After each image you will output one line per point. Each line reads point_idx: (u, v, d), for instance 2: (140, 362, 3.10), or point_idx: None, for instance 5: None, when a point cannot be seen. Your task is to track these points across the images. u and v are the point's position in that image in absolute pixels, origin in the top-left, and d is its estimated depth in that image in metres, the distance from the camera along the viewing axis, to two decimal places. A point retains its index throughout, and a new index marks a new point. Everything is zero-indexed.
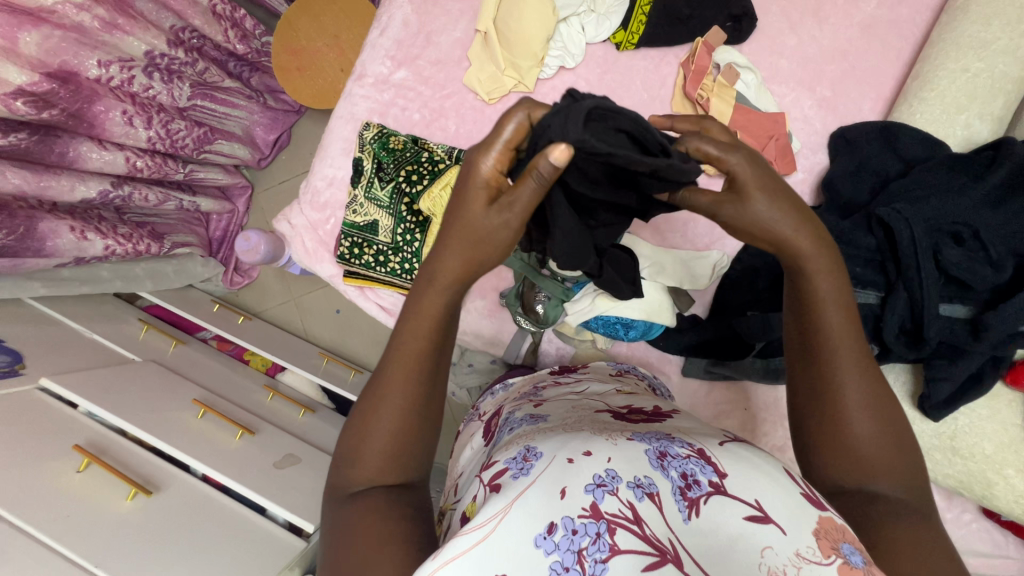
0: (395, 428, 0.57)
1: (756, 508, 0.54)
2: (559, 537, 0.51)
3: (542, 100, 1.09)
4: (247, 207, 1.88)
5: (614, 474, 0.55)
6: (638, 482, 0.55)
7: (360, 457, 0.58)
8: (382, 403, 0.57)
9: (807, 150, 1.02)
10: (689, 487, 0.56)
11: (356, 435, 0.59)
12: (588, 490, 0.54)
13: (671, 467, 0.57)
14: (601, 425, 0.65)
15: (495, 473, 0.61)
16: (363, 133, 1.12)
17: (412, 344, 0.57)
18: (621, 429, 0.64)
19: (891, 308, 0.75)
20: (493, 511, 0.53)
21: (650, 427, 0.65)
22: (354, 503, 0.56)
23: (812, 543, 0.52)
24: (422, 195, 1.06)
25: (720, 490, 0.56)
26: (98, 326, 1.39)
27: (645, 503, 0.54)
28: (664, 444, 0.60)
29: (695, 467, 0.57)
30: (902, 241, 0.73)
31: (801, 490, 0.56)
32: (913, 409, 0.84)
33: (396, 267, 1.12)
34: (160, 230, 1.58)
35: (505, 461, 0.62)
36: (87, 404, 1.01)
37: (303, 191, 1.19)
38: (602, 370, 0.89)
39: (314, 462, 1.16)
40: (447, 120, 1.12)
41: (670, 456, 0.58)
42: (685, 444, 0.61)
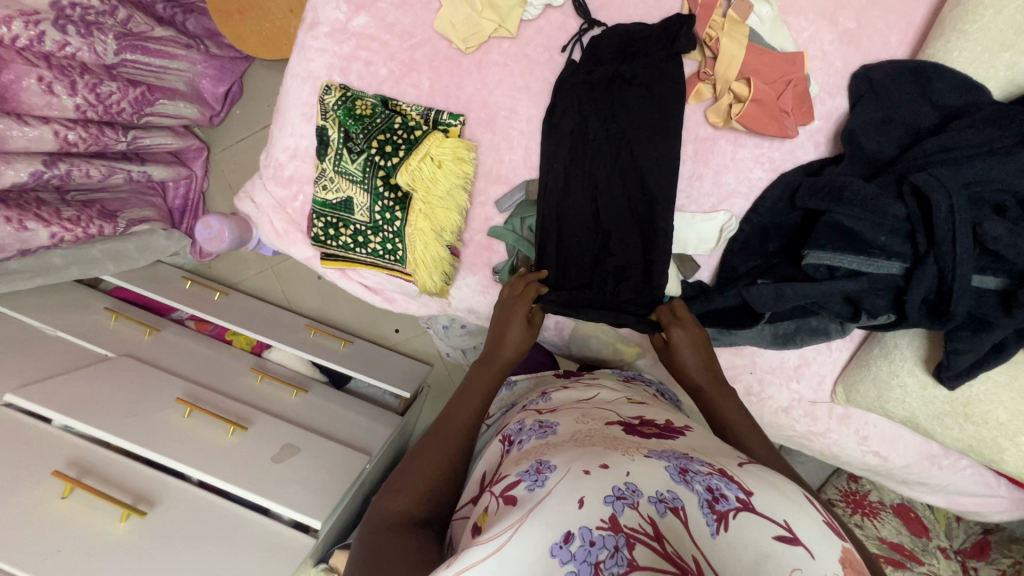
0: (443, 474, 0.69)
1: (785, 529, 0.51)
2: (576, 547, 0.48)
3: (527, 45, 0.96)
4: (205, 170, 1.71)
5: (635, 488, 0.53)
6: (661, 496, 0.52)
7: (402, 491, 0.66)
8: (442, 447, 0.71)
9: (825, 93, 0.91)
10: (717, 500, 0.52)
11: (404, 472, 0.69)
12: (607, 501, 0.51)
13: (694, 481, 0.54)
14: (613, 441, 0.62)
15: (507, 485, 0.58)
16: (325, 97, 0.97)
17: (458, 418, 0.76)
18: (635, 445, 0.61)
19: (917, 279, 0.72)
20: (508, 524, 0.51)
21: (664, 445, 0.62)
22: (393, 528, 0.61)
23: (837, 571, 0.49)
24: (399, 168, 0.93)
25: (747, 506, 0.52)
26: (60, 320, 1.29)
27: (667, 518, 0.50)
28: (683, 462, 0.58)
29: (720, 483, 0.54)
30: (941, 211, 0.68)
31: (823, 518, 0.55)
32: (926, 373, 0.83)
33: (377, 247, 1.01)
34: (111, 206, 1.44)
35: (517, 474, 0.60)
36: (62, 418, 0.96)
37: (264, 165, 1.06)
38: (609, 376, 0.85)
39: (315, 449, 1.13)
40: (419, 74, 0.98)
41: (691, 472, 0.56)
42: (705, 463, 0.58)
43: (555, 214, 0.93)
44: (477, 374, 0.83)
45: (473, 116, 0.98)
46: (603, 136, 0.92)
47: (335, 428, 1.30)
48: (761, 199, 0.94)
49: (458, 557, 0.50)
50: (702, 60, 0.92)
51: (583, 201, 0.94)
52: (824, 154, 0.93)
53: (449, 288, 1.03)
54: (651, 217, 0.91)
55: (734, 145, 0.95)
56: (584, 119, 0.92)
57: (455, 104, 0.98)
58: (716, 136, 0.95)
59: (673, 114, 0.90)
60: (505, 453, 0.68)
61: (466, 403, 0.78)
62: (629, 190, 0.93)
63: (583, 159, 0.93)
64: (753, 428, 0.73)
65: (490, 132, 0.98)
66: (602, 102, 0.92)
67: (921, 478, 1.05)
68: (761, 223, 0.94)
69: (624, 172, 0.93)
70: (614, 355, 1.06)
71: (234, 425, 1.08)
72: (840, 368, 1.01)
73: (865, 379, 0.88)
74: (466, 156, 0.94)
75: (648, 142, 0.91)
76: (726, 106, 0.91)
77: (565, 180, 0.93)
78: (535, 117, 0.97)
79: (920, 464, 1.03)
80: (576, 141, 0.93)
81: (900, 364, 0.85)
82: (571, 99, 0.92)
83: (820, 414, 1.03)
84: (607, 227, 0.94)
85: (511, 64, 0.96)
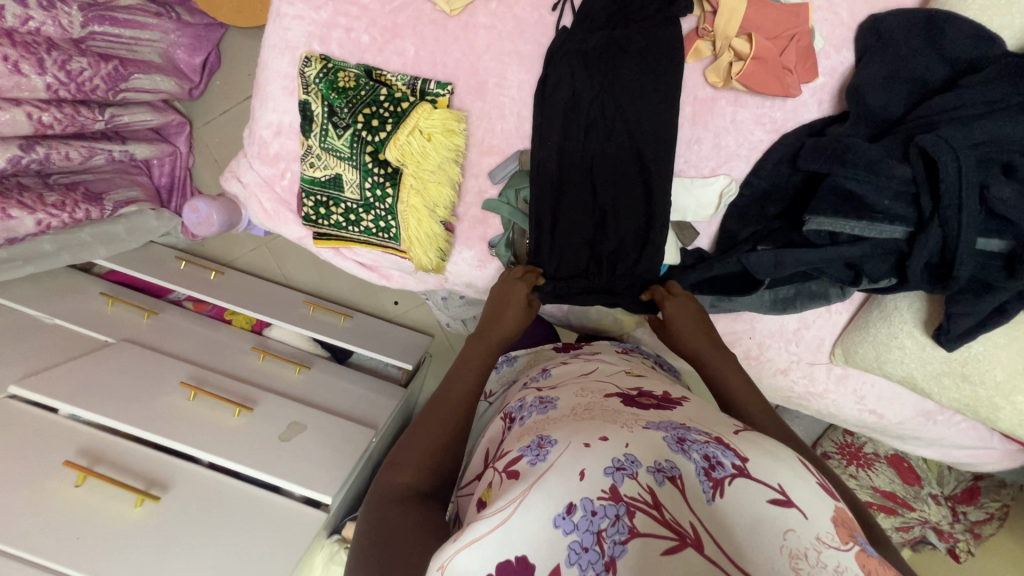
0: (444, 446, 0.69)
1: (779, 491, 0.52)
2: (579, 517, 0.49)
3: (515, 5, 0.90)
4: (190, 145, 1.66)
5: (633, 459, 0.53)
6: (659, 466, 0.52)
7: (402, 466, 0.67)
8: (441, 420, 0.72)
9: (829, 47, 0.86)
10: (713, 468, 0.53)
11: (405, 447, 0.69)
12: (607, 473, 0.52)
13: (692, 450, 0.55)
14: (612, 414, 0.62)
15: (510, 461, 0.59)
16: (305, 69, 0.92)
17: (455, 390, 0.76)
18: (633, 417, 0.61)
19: (921, 244, 0.70)
20: (511, 498, 0.52)
21: (662, 415, 0.62)
22: (398, 505, 0.62)
23: (830, 528, 0.50)
24: (387, 143, 0.89)
25: (743, 472, 0.53)
26: (56, 307, 1.29)
27: (665, 487, 0.51)
28: (680, 431, 0.58)
29: (716, 451, 0.55)
30: (948, 173, 0.66)
31: (817, 479, 0.56)
32: (925, 335, 0.83)
33: (370, 226, 0.99)
34: (95, 188, 1.40)
35: (519, 449, 0.60)
36: (68, 407, 0.97)
37: (248, 142, 1.03)
38: (608, 350, 0.85)
39: (321, 425, 1.15)
40: (403, 41, 0.93)
41: (688, 441, 0.56)
42: (702, 431, 0.59)
43: (551, 196, 0.91)
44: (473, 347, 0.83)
45: (461, 83, 0.94)
46: (599, 107, 0.89)
47: (340, 403, 1.32)
48: (762, 162, 0.91)
49: (462, 531, 0.51)
50: (701, 15, 0.87)
51: (577, 176, 0.92)
52: (828, 111, 0.89)
53: (445, 264, 1.01)
54: (648, 193, 0.90)
55: (734, 106, 0.91)
56: (578, 87, 0.89)
57: (442, 71, 0.93)
58: (715, 97, 0.91)
59: (669, 85, 0.88)
60: (506, 430, 0.69)
61: (464, 374, 0.79)
62: (624, 165, 0.91)
63: (578, 131, 0.90)
64: (751, 393, 0.74)
65: (480, 100, 0.94)
66: (597, 70, 0.88)
67: (916, 433, 1.07)
68: (762, 186, 0.92)
69: (620, 145, 0.90)
70: (614, 326, 1.06)
71: (239, 406, 1.09)
72: (840, 330, 1.00)
73: (864, 341, 0.89)
74: (456, 127, 0.90)
75: (645, 110, 0.89)
76: (726, 65, 0.87)
77: (559, 153, 0.91)
78: (526, 83, 0.93)
79: (916, 421, 1.05)
80: (570, 114, 0.90)
81: (899, 326, 0.85)
82: (565, 68, 0.89)
83: (818, 375, 1.04)
84: (603, 204, 0.92)
85: (498, 26, 0.91)
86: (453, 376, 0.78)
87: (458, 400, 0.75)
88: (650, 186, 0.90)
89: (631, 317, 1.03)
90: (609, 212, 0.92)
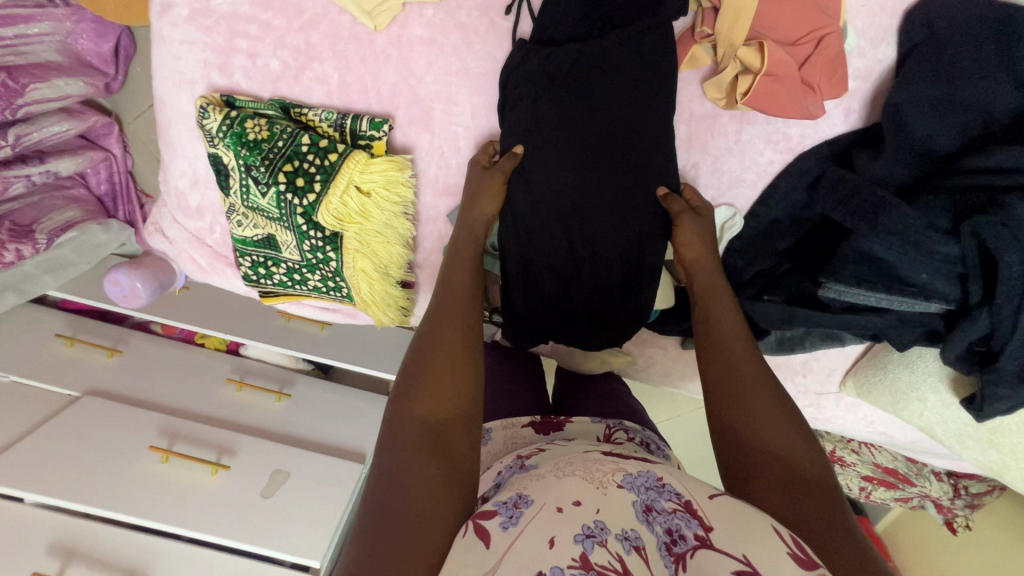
0: (451, 375, 0.59)
1: (744, 562, 0.45)
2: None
3: (457, 9, 0.70)
4: (124, 146, 1.40)
5: (602, 524, 0.48)
6: (625, 534, 0.48)
7: (412, 399, 0.58)
8: (441, 342, 0.61)
9: (865, 42, 0.67)
10: (675, 542, 0.49)
11: (412, 374, 0.60)
12: (577, 540, 0.47)
13: (656, 522, 0.51)
14: (592, 465, 0.57)
15: (481, 512, 0.52)
16: (204, 121, 0.74)
17: (455, 314, 0.64)
18: (611, 468, 0.56)
19: (962, 331, 0.59)
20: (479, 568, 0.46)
21: (643, 464, 0.58)
22: (408, 448, 0.54)
23: None
24: (318, 208, 0.75)
25: (705, 543, 0.48)
26: (8, 359, 1.19)
27: (633, 557, 0.47)
28: (651, 494, 0.53)
29: (680, 522, 0.50)
30: (1008, 275, 0.53)
31: (790, 547, 0.46)
32: (952, 393, 0.74)
33: (318, 284, 0.86)
34: (24, 220, 1.21)
35: (494, 503, 0.53)
36: (33, 496, 0.93)
37: (164, 191, 0.87)
38: (588, 437, 0.77)
39: (305, 470, 1.10)
40: (322, 63, 0.73)
41: (655, 511, 0.51)
42: (673, 493, 0.53)
43: (521, 239, 0.75)
44: (457, 271, 0.68)
45: (402, 113, 0.76)
46: (571, 133, 0.71)
47: (325, 430, 1.27)
48: (770, 190, 0.76)
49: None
50: (698, 12, 0.68)
51: (545, 214, 0.74)
52: (858, 124, 0.71)
53: (410, 317, 0.90)
54: (631, 239, 0.75)
55: (740, 123, 0.73)
56: (543, 112, 0.70)
57: (376, 100, 0.75)
58: (716, 115, 0.73)
59: (653, 118, 0.71)
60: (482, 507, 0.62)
61: (450, 308, 0.65)
62: (603, 203, 0.74)
63: (546, 161, 0.72)
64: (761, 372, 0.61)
65: (428, 132, 0.77)
66: (566, 94, 0.70)
67: (931, 450, 1.00)
68: (770, 218, 0.78)
69: (598, 178, 0.72)
70: (603, 368, 0.96)
71: (215, 466, 1.04)
72: (853, 360, 0.90)
73: (881, 385, 0.80)
74: (400, 177, 0.75)
75: (624, 132, 0.71)
76: (729, 79, 0.68)
77: (523, 186, 0.73)
78: (480, 107, 0.75)
79: (928, 441, 0.97)
80: (533, 139, 0.71)
81: (923, 378, 0.75)
82: (526, 91, 0.70)
83: (826, 403, 0.96)
84: (580, 252, 0.75)
85: (439, 38, 0.71)
86: (446, 295, 0.66)
87: (461, 324, 0.64)
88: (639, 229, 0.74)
89: (620, 355, 0.96)
90: (590, 258, 0.75)
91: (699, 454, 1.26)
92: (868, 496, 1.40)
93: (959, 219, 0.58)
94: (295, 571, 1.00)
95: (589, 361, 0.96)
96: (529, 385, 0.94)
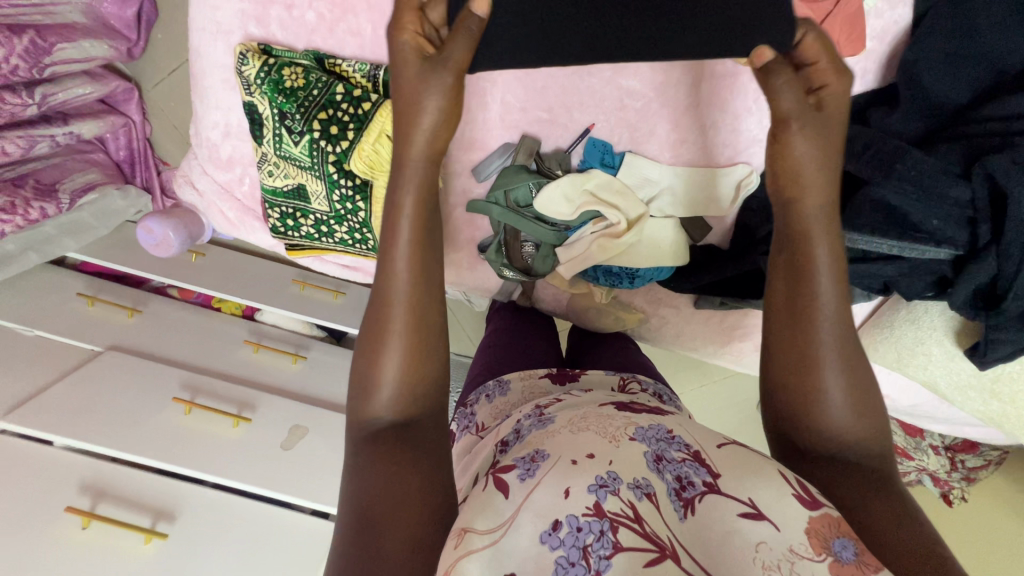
0: (411, 356, 0.53)
1: (749, 505, 0.48)
2: (564, 533, 0.46)
3: None
4: (143, 112, 1.41)
5: (615, 475, 0.50)
6: (637, 482, 0.50)
7: (372, 398, 0.53)
8: (389, 323, 0.53)
9: (883, 3, 0.69)
10: (684, 487, 0.51)
11: (368, 349, 0.54)
12: (591, 490, 0.48)
13: (665, 470, 0.52)
14: (606, 422, 0.58)
15: (499, 469, 0.54)
16: (242, 68, 0.76)
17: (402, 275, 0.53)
18: (625, 423, 0.57)
19: (969, 274, 0.62)
20: (500, 521, 0.48)
21: (652, 419, 0.59)
22: (378, 449, 0.51)
23: (804, 538, 0.45)
24: (352, 155, 0.77)
25: (713, 489, 0.50)
26: (32, 313, 1.20)
27: (644, 503, 0.48)
28: (660, 444, 0.54)
29: (689, 469, 0.52)
30: (1017, 212, 0.58)
31: (796, 491, 0.48)
32: (956, 345, 0.77)
33: (345, 237, 0.89)
34: (47, 179, 1.23)
35: (513, 459, 0.56)
36: (63, 439, 0.96)
37: (195, 143, 0.89)
38: (604, 387, 0.80)
39: (324, 426, 1.14)
40: (356, 16, 0.75)
41: (665, 460, 0.53)
42: (682, 444, 0.55)
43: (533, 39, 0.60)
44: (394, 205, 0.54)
45: None
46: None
47: (340, 392, 1.30)
48: None
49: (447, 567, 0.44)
50: None
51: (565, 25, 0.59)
52: (873, 85, 0.74)
53: None
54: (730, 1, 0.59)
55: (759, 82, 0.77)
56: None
57: None
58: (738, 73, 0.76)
59: None
60: (499, 454, 0.65)
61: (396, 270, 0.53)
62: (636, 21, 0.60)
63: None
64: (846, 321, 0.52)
65: None
66: None
67: (929, 413, 1.04)
68: None
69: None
70: (618, 326, 0.99)
71: (238, 418, 1.07)
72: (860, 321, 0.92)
73: (886, 341, 0.83)
74: None
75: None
76: None
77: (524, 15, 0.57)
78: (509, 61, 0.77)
79: (928, 404, 1.01)
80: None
81: (928, 333, 0.78)
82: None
83: None
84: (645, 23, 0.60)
85: None
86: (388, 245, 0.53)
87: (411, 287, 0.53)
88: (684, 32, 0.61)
89: (634, 315, 0.99)
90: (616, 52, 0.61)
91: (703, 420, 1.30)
92: None
93: (970, 163, 0.62)
94: (317, 518, 1.03)
95: (603, 320, 0.99)
96: (543, 343, 0.97)
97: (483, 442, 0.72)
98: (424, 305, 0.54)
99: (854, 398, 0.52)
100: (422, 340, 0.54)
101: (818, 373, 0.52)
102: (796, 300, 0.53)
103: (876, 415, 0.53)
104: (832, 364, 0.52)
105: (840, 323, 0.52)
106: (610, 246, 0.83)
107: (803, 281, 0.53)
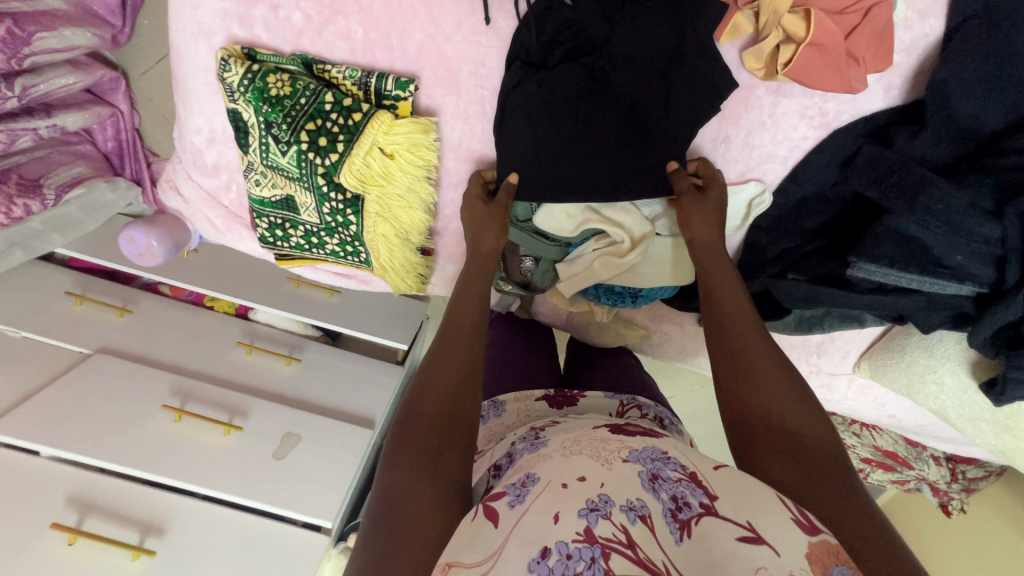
0: (457, 395, 0.61)
1: (748, 528, 0.45)
2: (553, 562, 0.42)
3: None
4: (131, 101, 1.33)
5: (607, 498, 0.47)
6: (630, 504, 0.47)
7: (414, 423, 0.59)
8: (441, 372, 0.64)
9: (913, 14, 0.63)
10: (680, 508, 0.48)
11: (420, 387, 0.63)
12: (581, 514, 0.45)
13: (661, 489, 0.49)
14: (599, 446, 0.54)
15: (489, 495, 0.52)
16: (225, 74, 0.72)
17: (460, 336, 0.67)
18: (619, 447, 0.54)
19: (994, 315, 0.60)
20: (488, 552, 0.45)
21: (649, 442, 0.56)
22: (409, 467, 0.55)
23: (803, 565, 0.42)
24: (342, 168, 0.74)
25: (711, 511, 0.47)
26: (18, 312, 1.17)
27: (638, 527, 0.45)
28: (655, 464, 0.52)
29: (686, 488, 0.49)
30: None
31: (794, 515, 0.47)
32: (971, 377, 0.74)
33: (336, 249, 0.86)
34: (31, 174, 1.15)
35: (504, 485, 0.53)
36: (49, 450, 0.93)
37: (179, 148, 0.84)
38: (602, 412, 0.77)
39: (316, 433, 1.11)
40: (347, 18, 0.70)
41: (661, 478, 0.50)
42: (677, 464, 0.52)
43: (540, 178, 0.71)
44: (467, 303, 0.71)
45: (427, 74, 0.73)
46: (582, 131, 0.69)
47: (335, 395, 1.27)
48: (803, 166, 0.74)
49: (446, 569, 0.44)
50: None
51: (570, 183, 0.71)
52: (898, 101, 0.69)
53: (427, 285, 0.92)
54: (687, 129, 0.70)
55: (776, 96, 0.70)
56: (559, 83, 0.67)
57: (401, 58, 0.72)
58: (753, 88, 0.71)
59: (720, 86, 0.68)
60: (494, 480, 0.62)
61: (457, 330, 0.68)
62: (600, 166, 0.71)
63: (537, 145, 0.70)
64: (771, 357, 0.63)
65: (453, 94, 0.74)
66: (560, 96, 0.68)
67: (935, 433, 1.01)
68: (800, 195, 0.77)
69: (612, 136, 0.70)
70: (617, 341, 0.97)
71: (228, 426, 1.05)
72: (870, 341, 0.89)
73: (898, 367, 0.80)
74: (425, 141, 0.74)
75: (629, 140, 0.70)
76: (770, 49, 0.65)
77: (538, 165, 0.71)
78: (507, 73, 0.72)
79: (935, 425, 0.98)
80: (540, 110, 0.68)
81: (942, 362, 0.75)
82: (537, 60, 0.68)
83: (839, 384, 0.95)
84: (616, 168, 0.71)
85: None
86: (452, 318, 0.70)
87: (465, 346, 0.67)
88: (624, 176, 0.72)
89: (636, 330, 0.96)
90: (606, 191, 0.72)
91: (704, 428, 1.28)
92: (866, 478, 1.40)
93: (1004, 199, 0.57)
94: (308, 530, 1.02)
95: (603, 335, 0.97)
96: (541, 356, 0.95)
97: (476, 465, 0.69)
98: (473, 362, 0.65)
99: (794, 416, 0.58)
100: (468, 388, 0.62)
101: (754, 407, 0.59)
102: (726, 357, 0.64)
103: (824, 438, 0.56)
104: (769, 400, 0.59)
105: (762, 366, 0.62)
106: (612, 264, 0.79)
107: (724, 339, 0.66)
